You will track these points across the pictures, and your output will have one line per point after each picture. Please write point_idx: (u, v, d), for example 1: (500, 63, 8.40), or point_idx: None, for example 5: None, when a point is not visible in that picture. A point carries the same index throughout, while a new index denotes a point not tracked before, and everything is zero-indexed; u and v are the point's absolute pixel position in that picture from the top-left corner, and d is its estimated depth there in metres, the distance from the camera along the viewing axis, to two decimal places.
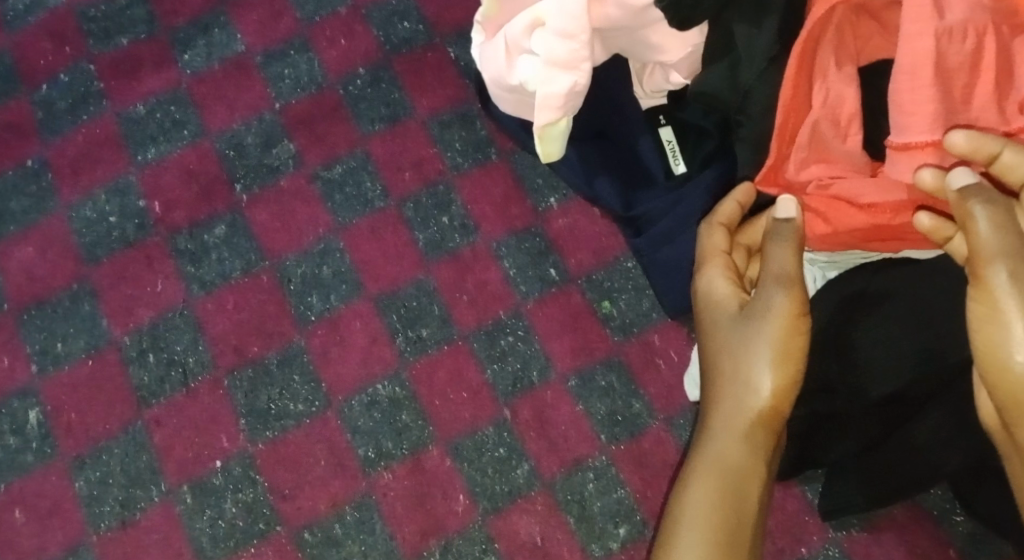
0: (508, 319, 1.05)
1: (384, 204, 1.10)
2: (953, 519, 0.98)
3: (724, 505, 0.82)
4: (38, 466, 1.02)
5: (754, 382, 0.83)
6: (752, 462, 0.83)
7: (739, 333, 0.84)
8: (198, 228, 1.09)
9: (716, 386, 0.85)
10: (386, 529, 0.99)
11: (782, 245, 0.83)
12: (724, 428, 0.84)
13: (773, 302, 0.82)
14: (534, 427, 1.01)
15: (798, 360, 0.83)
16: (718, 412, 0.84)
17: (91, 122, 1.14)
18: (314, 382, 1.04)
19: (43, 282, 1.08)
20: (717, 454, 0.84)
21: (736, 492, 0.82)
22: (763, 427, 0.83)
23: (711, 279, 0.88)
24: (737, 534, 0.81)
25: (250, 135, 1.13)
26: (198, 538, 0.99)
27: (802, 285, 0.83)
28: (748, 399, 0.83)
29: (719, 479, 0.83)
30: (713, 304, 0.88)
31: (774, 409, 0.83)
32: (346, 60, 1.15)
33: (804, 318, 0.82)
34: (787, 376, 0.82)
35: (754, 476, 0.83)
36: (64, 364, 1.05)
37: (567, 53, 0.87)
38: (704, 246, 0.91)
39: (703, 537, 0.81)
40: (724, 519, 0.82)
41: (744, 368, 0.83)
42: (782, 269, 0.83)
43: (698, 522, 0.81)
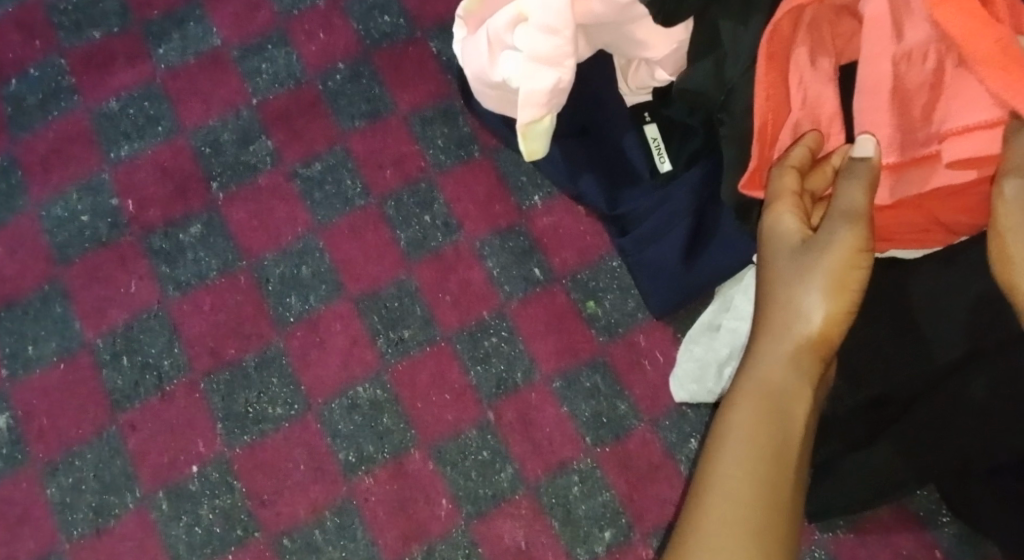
0: (491, 319, 1.03)
1: (364, 202, 1.08)
2: (940, 521, 0.97)
3: (770, 430, 0.73)
4: (7, 472, 0.99)
5: (805, 309, 0.75)
6: (800, 390, 0.74)
7: (794, 263, 0.76)
8: (173, 227, 1.07)
9: (764, 313, 0.77)
10: (367, 535, 0.97)
11: (854, 184, 0.76)
12: (771, 352, 0.75)
13: (836, 234, 0.75)
14: (518, 430, 1.00)
15: (853, 294, 0.75)
16: (766, 337, 0.76)
17: (62, 118, 1.11)
18: (294, 385, 1.01)
19: (12, 283, 1.05)
20: (762, 377, 0.75)
21: (783, 417, 0.74)
22: (812, 355, 0.75)
23: (777, 216, 0.78)
24: (783, 457, 0.73)
25: (227, 131, 1.10)
26: (174, 545, 0.97)
27: (868, 222, 0.76)
28: (798, 325, 0.75)
29: (763, 403, 0.74)
30: (771, 240, 0.79)
31: (828, 340, 0.75)
32: (325, 54, 1.13)
33: (866, 255, 0.75)
34: (841, 307, 0.75)
35: (801, 402, 0.74)
36: (34, 367, 1.02)
37: (551, 49, 0.86)
38: (773, 187, 0.80)
39: (746, 459, 0.72)
40: (769, 443, 0.73)
41: (795, 295, 0.76)
42: (850, 205, 0.76)
43: (741, 444, 0.73)
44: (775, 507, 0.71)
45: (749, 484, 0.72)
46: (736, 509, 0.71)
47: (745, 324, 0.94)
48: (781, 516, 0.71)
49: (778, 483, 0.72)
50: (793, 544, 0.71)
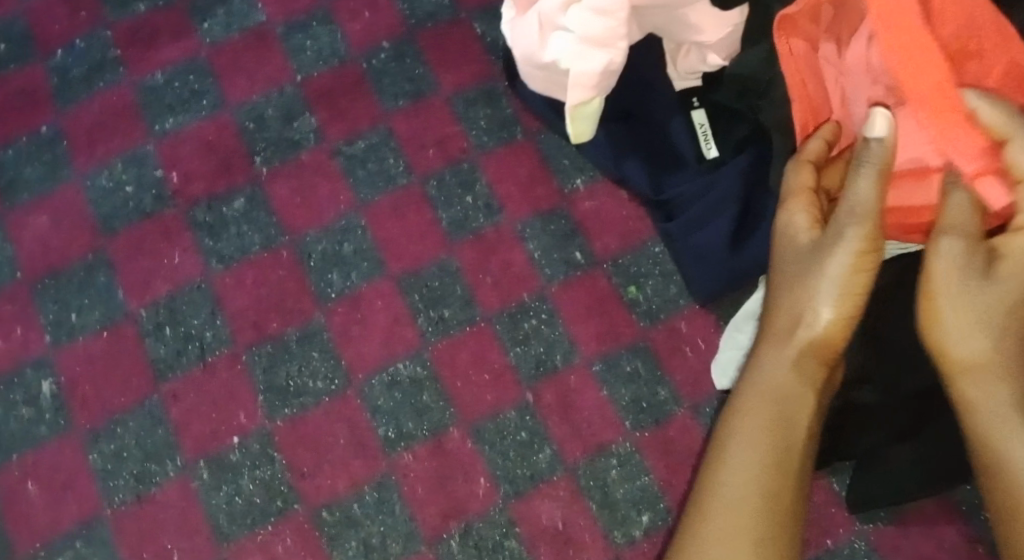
0: (532, 302, 1.04)
1: (407, 181, 1.08)
2: (982, 516, 0.97)
3: (776, 433, 0.74)
4: (52, 439, 1.00)
5: (814, 314, 0.76)
6: (802, 394, 0.76)
7: (807, 265, 0.77)
8: (217, 200, 1.08)
9: (771, 317, 0.79)
10: (406, 510, 0.98)
11: (867, 172, 0.75)
12: (774, 356, 0.77)
13: (846, 236, 0.75)
14: (557, 412, 1.00)
15: (859, 299, 0.76)
16: (769, 338, 0.78)
17: (107, 90, 1.12)
18: (335, 360, 1.02)
19: (57, 253, 1.06)
20: (763, 378, 0.77)
21: (787, 420, 0.75)
22: (816, 360, 0.76)
23: (791, 213, 0.80)
24: (788, 460, 0.74)
25: (271, 107, 1.11)
26: (215, 515, 0.98)
27: (879, 220, 0.75)
28: (804, 329, 0.76)
29: (769, 406, 0.75)
30: (785, 240, 0.80)
31: (830, 345, 0.76)
32: (369, 33, 1.13)
33: (875, 256, 0.76)
34: (849, 312, 0.76)
35: (804, 406, 0.76)
36: (78, 336, 1.04)
37: (604, 30, 0.87)
38: (789, 184, 0.81)
39: (755, 460, 0.73)
40: (776, 447, 0.74)
41: (802, 299, 0.77)
42: (861, 200, 0.75)
43: (749, 447, 0.74)
44: (778, 513, 0.72)
45: (752, 489, 0.72)
46: (737, 512, 0.72)
47: None
48: (783, 522, 0.72)
49: (783, 487, 0.73)
50: (795, 548, 0.72)
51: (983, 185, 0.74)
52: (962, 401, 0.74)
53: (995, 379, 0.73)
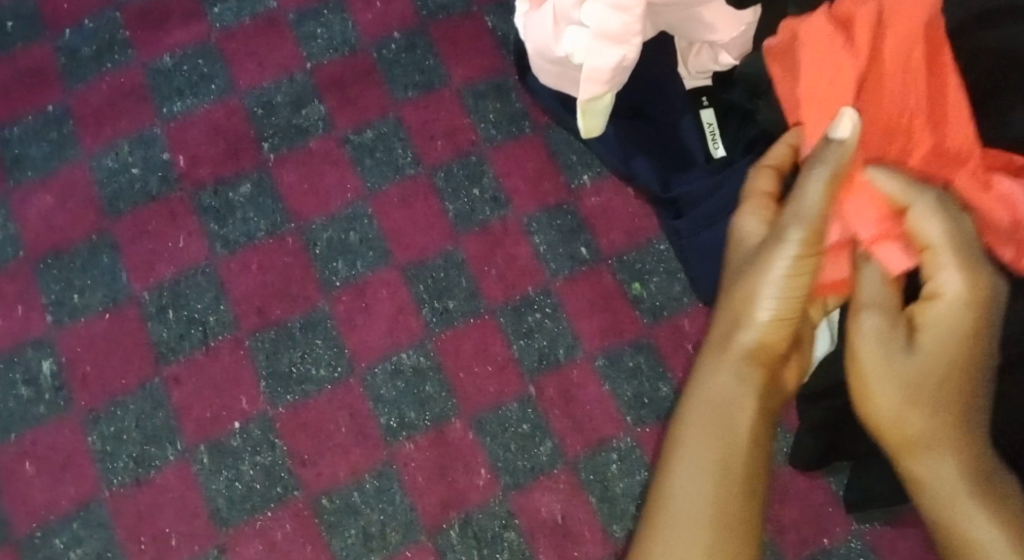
0: (536, 295, 1.04)
1: (414, 171, 1.08)
2: None
3: (715, 442, 0.73)
4: (51, 418, 1.00)
5: (749, 315, 0.74)
6: (745, 398, 0.74)
7: (743, 266, 0.76)
8: (223, 185, 1.08)
9: (715, 322, 0.77)
10: (406, 500, 0.98)
11: (818, 175, 0.73)
12: (716, 362, 0.75)
13: (786, 230, 0.74)
14: (559, 406, 1.01)
15: (799, 299, 0.74)
16: (713, 347, 0.76)
17: (116, 71, 1.11)
18: (338, 348, 1.02)
19: (61, 232, 1.06)
20: (705, 389, 0.75)
21: (727, 427, 0.73)
22: (756, 362, 0.74)
23: (742, 217, 0.79)
24: (729, 470, 0.72)
25: (281, 94, 1.11)
26: (214, 499, 0.97)
27: (822, 221, 0.73)
28: (740, 332, 0.75)
29: (710, 415, 0.74)
30: (736, 245, 0.79)
31: (773, 346, 0.74)
32: (380, 23, 1.13)
33: (813, 256, 0.74)
34: (786, 312, 0.74)
35: (744, 410, 0.73)
36: (80, 316, 1.03)
37: (619, 27, 0.87)
38: (747, 187, 0.81)
39: (693, 469, 0.72)
40: (716, 456, 0.72)
41: (738, 301, 0.75)
42: (805, 201, 0.73)
43: (695, 457, 0.73)
44: (721, 521, 0.71)
45: (702, 501, 0.72)
46: (686, 527, 0.71)
47: None
48: (721, 528, 0.71)
49: (727, 495, 0.72)
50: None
51: (882, 251, 0.76)
52: (915, 475, 0.72)
53: (942, 453, 0.71)
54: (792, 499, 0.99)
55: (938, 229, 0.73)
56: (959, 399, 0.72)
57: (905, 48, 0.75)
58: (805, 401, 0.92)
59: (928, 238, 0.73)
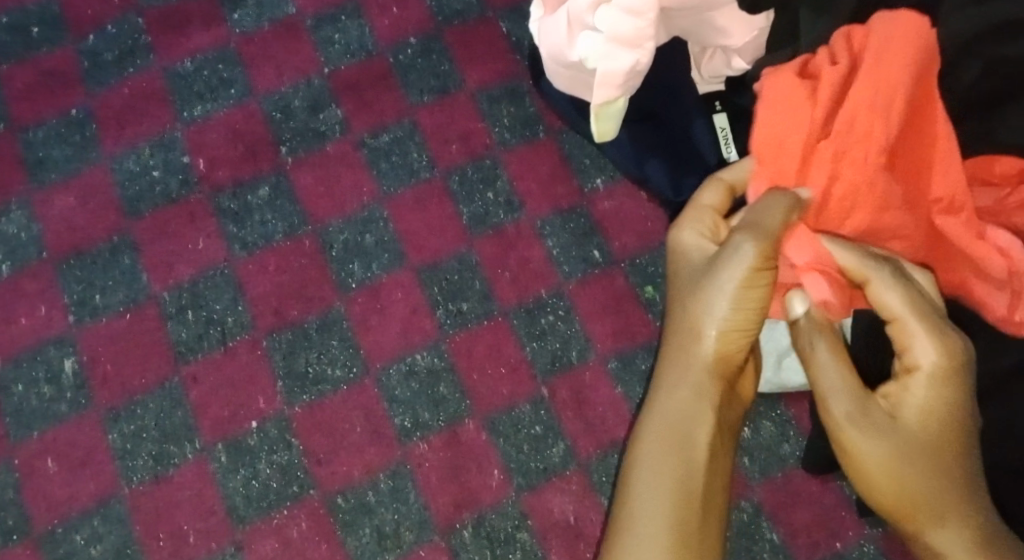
0: (549, 298, 1.05)
1: (429, 175, 1.10)
2: None
3: (675, 457, 0.83)
4: (72, 416, 1.02)
5: (700, 333, 0.84)
6: (700, 410, 0.84)
7: (701, 288, 0.84)
8: (242, 187, 1.09)
9: (667, 337, 0.87)
10: (420, 499, 0.99)
11: (775, 206, 0.83)
12: (673, 381, 0.85)
13: (740, 250, 0.82)
14: (571, 407, 1.02)
15: (750, 312, 0.83)
16: (670, 358, 0.86)
17: (137, 75, 1.13)
18: (354, 348, 1.04)
19: (83, 233, 1.08)
20: (664, 404, 0.85)
21: (683, 438, 0.83)
22: (711, 374, 0.84)
23: (680, 230, 0.89)
24: (689, 482, 0.82)
25: (298, 98, 1.12)
26: (231, 497, 0.99)
27: (773, 242, 0.82)
28: (693, 349, 0.84)
29: (667, 429, 0.84)
30: (682, 258, 0.88)
31: (725, 357, 0.84)
32: (397, 28, 1.15)
33: (765, 274, 0.82)
34: (734, 328, 0.83)
35: (701, 421, 0.84)
36: (101, 315, 1.05)
37: (633, 30, 0.89)
38: (696, 202, 0.89)
39: (659, 486, 0.82)
40: (678, 470, 0.83)
41: (692, 321, 0.84)
42: (764, 227, 0.82)
43: (654, 471, 0.83)
44: (686, 535, 0.81)
45: (661, 508, 0.82)
46: (648, 533, 0.81)
47: None
48: (686, 538, 0.81)
49: (688, 507, 0.82)
50: None
51: (810, 280, 0.85)
52: (916, 533, 0.80)
53: (946, 519, 0.79)
54: (804, 502, 0.99)
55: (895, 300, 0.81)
56: (948, 465, 0.79)
57: (869, 134, 0.83)
58: None
59: (889, 308, 0.81)
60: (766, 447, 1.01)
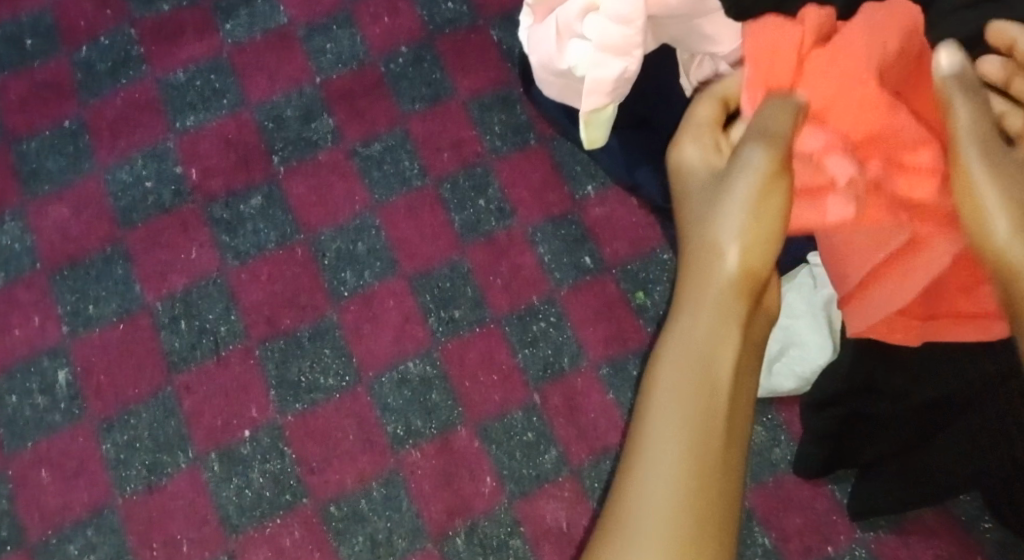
0: (541, 304, 1.06)
1: (421, 183, 1.10)
2: (982, 526, 0.98)
3: (696, 382, 0.73)
4: (65, 427, 1.02)
5: (722, 246, 0.76)
6: (723, 332, 0.74)
7: (709, 201, 0.78)
8: (235, 197, 1.09)
9: (686, 261, 0.78)
10: (413, 507, 0.99)
11: (778, 105, 0.78)
12: (695, 303, 0.75)
13: (752, 157, 0.76)
14: (564, 414, 1.02)
15: (774, 219, 0.76)
16: (688, 286, 0.76)
17: (131, 86, 1.14)
18: (346, 357, 1.04)
19: (76, 243, 1.08)
20: (683, 329, 0.75)
21: (705, 360, 0.73)
22: (738, 295, 0.75)
23: (680, 147, 0.84)
24: (714, 406, 0.72)
25: (291, 107, 1.13)
26: (224, 506, 0.99)
27: (785, 145, 0.76)
28: (714, 266, 0.76)
29: (688, 349, 0.74)
30: (683, 177, 0.84)
31: (747, 275, 0.76)
32: (389, 37, 1.15)
33: (782, 176, 0.76)
34: (757, 237, 0.76)
35: (727, 343, 0.74)
36: (94, 326, 1.05)
37: (621, 38, 0.88)
38: (688, 119, 0.85)
39: (676, 411, 0.72)
40: (698, 395, 0.72)
41: (711, 234, 0.77)
42: (770, 125, 0.77)
43: (671, 392, 0.73)
44: (704, 468, 0.71)
45: (675, 443, 0.71)
46: (662, 469, 0.71)
47: (799, 322, 0.95)
48: (706, 470, 0.71)
49: (711, 435, 0.71)
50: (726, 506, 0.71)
51: (830, 161, 0.78)
52: None
53: None
54: (796, 507, 0.99)
55: (961, 106, 0.75)
56: None
57: (864, 60, 0.77)
58: (808, 410, 0.95)
59: (956, 123, 0.75)
60: (757, 452, 1.01)
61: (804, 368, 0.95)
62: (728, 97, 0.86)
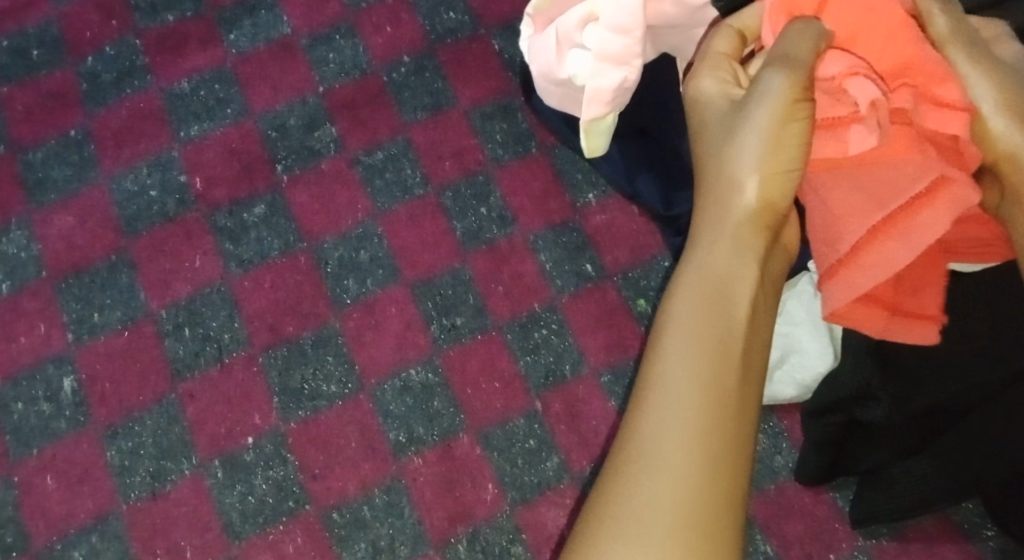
0: (542, 312, 1.06)
1: (423, 191, 1.11)
2: (983, 534, 0.98)
3: (711, 314, 0.73)
4: (70, 434, 1.03)
5: (739, 177, 0.77)
6: (739, 263, 0.76)
7: (728, 129, 0.79)
8: (238, 206, 1.10)
9: (705, 190, 0.80)
10: (415, 513, 1.00)
11: (799, 31, 0.80)
12: (714, 232, 0.77)
13: (771, 84, 0.77)
14: (565, 421, 1.03)
15: (793, 148, 0.77)
16: (706, 218, 0.78)
17: (135, 96, 1.15)
18: (348, 364, 1.04)
19: (81, 252, 1.09)
20: (702, 259, 0.76)
21: (721, 292, 0.74)
22: (754, 226, 0.77)
23: (698, 79, 0.83)
24: (730, 340, 0.72)
25: (294, 116, 1.14)
26: (228, 513, 1.00)
27: (805, 71, 0.77)
28: (734, 196, 0.77)
29: (704, 279, 0.75)
30: (699, 107, 0.83)
31: (765, 206, 0.77)
32: (391, 47, 1.16)
33: (802, 103, 0.77)
34: (776, 165, 0.77)
35: (743, 276, 0.75)
36: (99, 334, 1.06)
37: (621, 48, 0.90)
38: (702, 53, 0.85)
39: (690, 341, 0.72)
40: (712, 330, 0.72)
41: (729, 164, 0.78)
42: (792, 53, 0.78)
43: (683, 325, 0.73)
44: (721, 399, 0.70)
45: (695, 365, 0.71)
46: (681, 389, 0.70)
47: (800, 329, 0.96)
48: (722, 401, 0.70)
49: (727, 367, 0.71)
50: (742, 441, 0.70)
51: (852, 84, 0.81)
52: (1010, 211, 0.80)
53: None
54: (797, 515, 1.00)
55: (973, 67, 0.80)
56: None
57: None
58: (810, 416, 0.96)
59: (936, 30, 0.81)
60: (759, 459, 1.02)
61: (804, 376, 0.96)
62: (746, 31, 0.86)
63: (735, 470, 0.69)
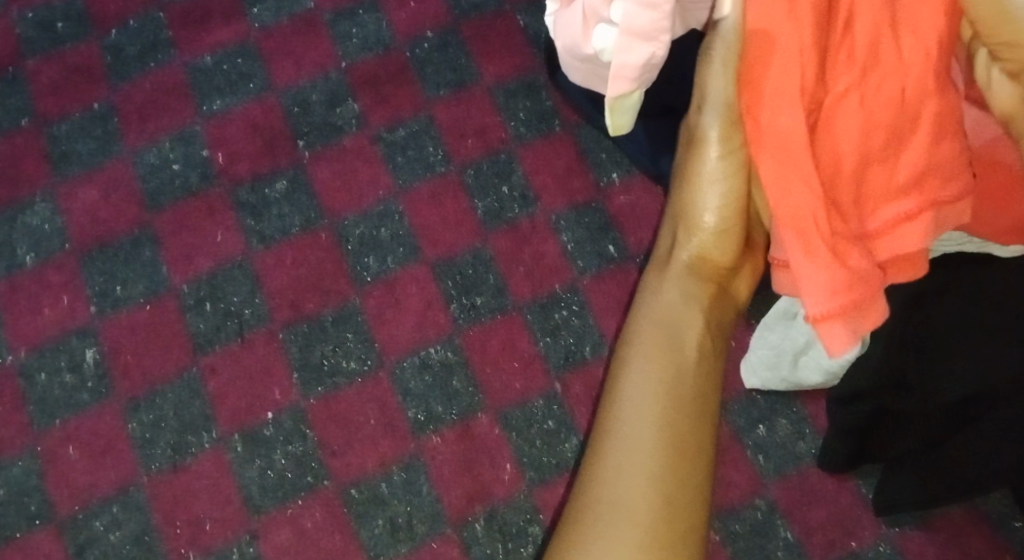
0: (563, 293, 1.06)
1: (445, 169, 1.11)
2: (1012, 525, 0.98)
3: (667, 361, 0.81)
4: (93, 405, 1.04)
5: (698, 222, 0.84)
6: (692, 311, 0.84)
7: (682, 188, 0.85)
8: (261, 181, 1.10)
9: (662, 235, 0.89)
10: (433, 492, 1.00)
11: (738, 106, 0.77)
12: (665, 276, 0.86)
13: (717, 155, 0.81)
14: (585, 402, 1.03)
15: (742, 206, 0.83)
16: (653, 270, 0.88)
17: (159, 70, 1.15)
18: (369, 341, 1.05)
19: (105, 225, 1.09)
20: (658, 303, 0.85)
21: (674, 339, 0.82)
22: (704, 276, 0.85)
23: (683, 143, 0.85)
24: (682, 390, 0.80)
25: (317, 92, 1.13)
26: (247, 487, 1.01)
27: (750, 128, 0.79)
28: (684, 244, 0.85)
29: (658, 326, 0.83)
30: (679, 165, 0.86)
31: (708, 262, 0.85)
32: (414, 22, 1.16)
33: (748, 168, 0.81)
34: (728, 217, 0.83)
35: (692, 324, 0.83)
36: (122, 307, 1.07)
37: (649, 21, 0.84)
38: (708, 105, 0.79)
39: (651, 385, 0.80)
40: (667, 380, 0.80)
41: (687, 215, 0.85)
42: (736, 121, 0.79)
43: (644, 377, 0.81)
44: (678, 448, 0.78)
45: (650, 421, 0.78)
46: (638, 442, 0.78)
47: None
48: (681, 448, 0.78)
49: (679, 416, 0.78)
50: (696, 483, 0.77)
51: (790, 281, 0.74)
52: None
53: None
54: (820, 501, 1.00)
55: None
56: None
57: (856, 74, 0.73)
58: (836, 401, 0.95)
59: None
60: (781, 445, 1.02)
61: (832, 364, 0.94)
62: None
63: (690, 511, 0.76)
